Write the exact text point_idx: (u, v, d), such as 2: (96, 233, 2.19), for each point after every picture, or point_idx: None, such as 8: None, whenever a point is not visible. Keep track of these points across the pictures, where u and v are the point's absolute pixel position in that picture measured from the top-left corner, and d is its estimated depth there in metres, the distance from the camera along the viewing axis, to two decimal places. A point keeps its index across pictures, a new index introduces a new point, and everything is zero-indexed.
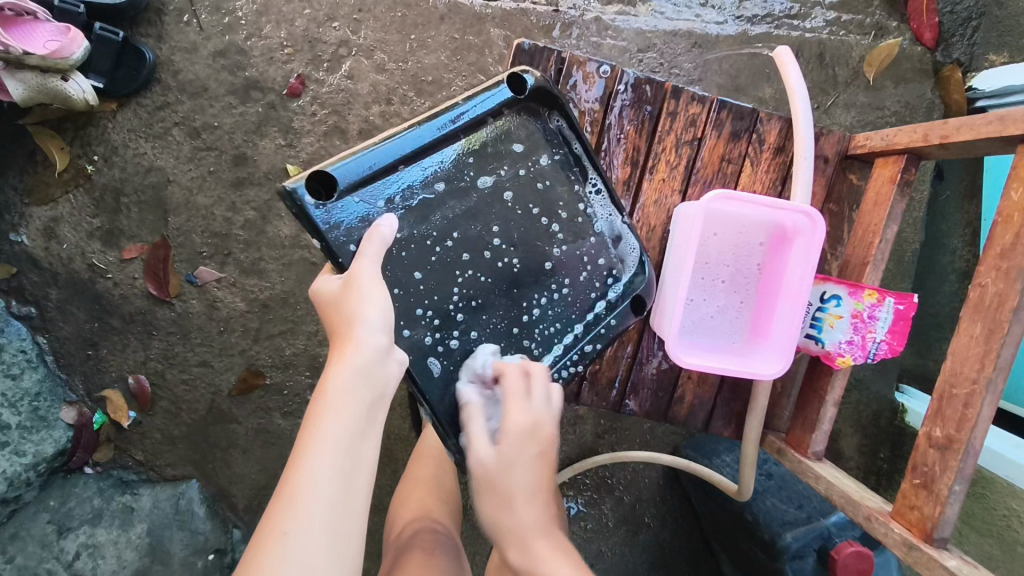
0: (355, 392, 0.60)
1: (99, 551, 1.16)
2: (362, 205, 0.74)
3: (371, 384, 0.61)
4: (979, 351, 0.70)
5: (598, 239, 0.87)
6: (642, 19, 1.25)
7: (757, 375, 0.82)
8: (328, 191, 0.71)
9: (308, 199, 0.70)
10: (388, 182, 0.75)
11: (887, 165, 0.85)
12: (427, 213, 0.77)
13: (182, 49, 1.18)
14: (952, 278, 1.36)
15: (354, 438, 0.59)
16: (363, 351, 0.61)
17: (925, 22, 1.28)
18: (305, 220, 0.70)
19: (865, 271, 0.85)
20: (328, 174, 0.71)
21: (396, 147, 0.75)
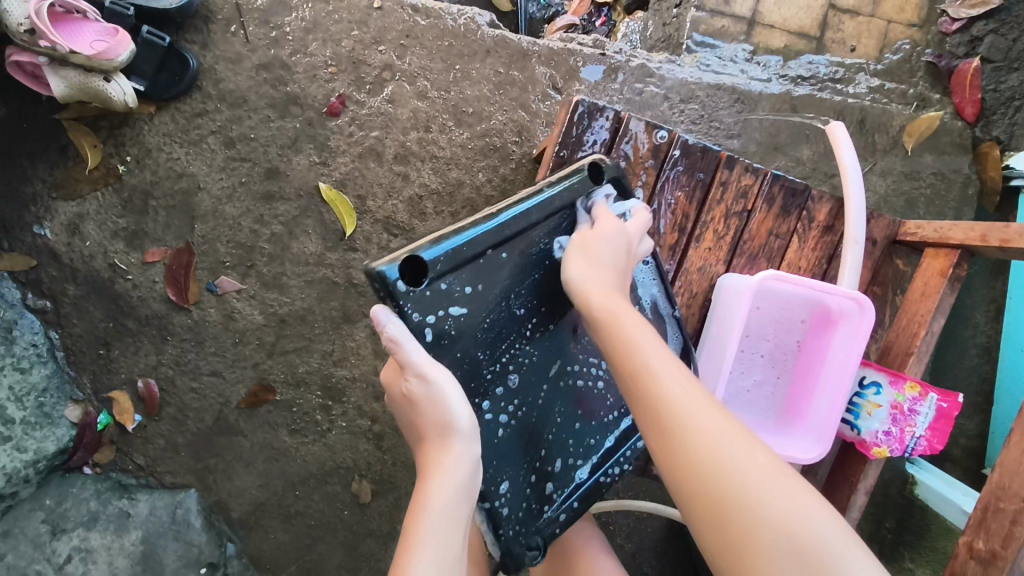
0: (455, 502, 0.66)
1: (91, 556, 1.14)
2: (448, 292, 0.72)
3: (467, 488, 0.67)
4: None
5: (651, 332, 0.87)
6: (687, 69, 1.27)
7: (797, 457, 0.87)
8: (417, 275, 0.70)
9: (399, 284, 0.68)
10: (472, 268, 0.74)
11: (938, 256, 0.89)
12: (502, 303, 0.77)
13: (226, 59, 1.18)
14: (971, 352, 1.35)
15: (456, 535, 0.66)
16: (459, 460, 0.67)
17: (967, 97, 1.29)
18: (393, 303, 0.69)
19: (908, 361, 0.88)
20: (422, 258, 0.70)
21: (483, 233, 0.74)
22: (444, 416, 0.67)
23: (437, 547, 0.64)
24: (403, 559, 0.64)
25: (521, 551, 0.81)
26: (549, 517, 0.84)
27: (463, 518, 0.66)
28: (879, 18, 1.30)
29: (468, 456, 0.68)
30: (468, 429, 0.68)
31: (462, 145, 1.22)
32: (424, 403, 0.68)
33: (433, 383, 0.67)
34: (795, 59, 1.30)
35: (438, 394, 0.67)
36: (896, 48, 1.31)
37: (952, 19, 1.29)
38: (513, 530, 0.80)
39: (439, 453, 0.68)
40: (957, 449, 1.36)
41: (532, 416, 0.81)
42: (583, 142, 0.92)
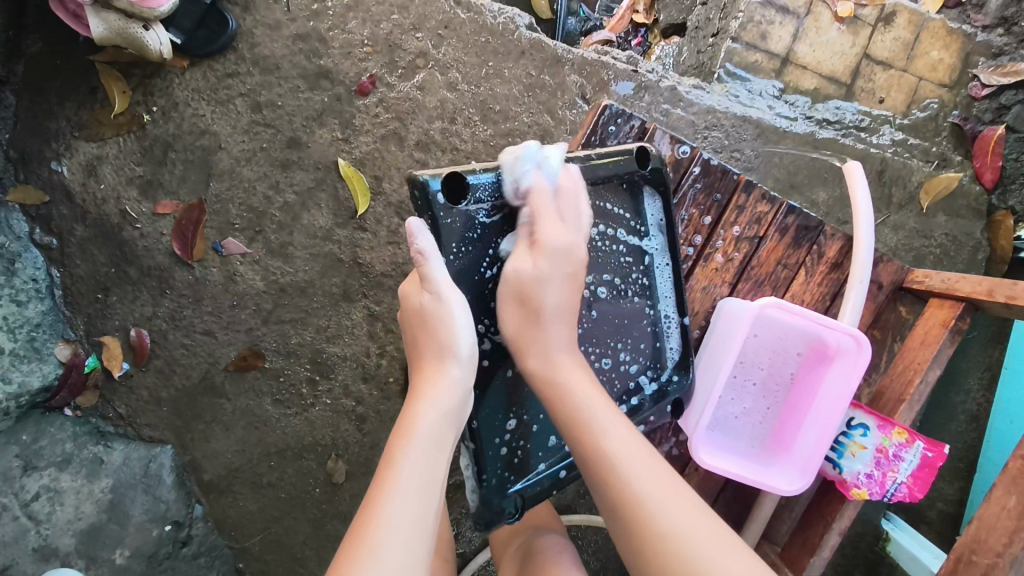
0: (442, 422, 0.69)
1: (59, 497, 1.12)
2: (473, 224, 0.77)
3: (454, 412, 0.70)
4: (1009, 525, 0.78)
5: (651, 327, 0.89)
6: (716, 97, 1.28)
7: (777, 488, 0.87)
8: (455, 194, 0.75)
9: (437, 196, 0.74)
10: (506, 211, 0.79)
11: (942, 307, 0.89)
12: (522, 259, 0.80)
13: (265, 25, 1.19)
14: (960, 417, 1.35)
15: (442, 455, 0.68)
16: (445, 391, 0.71)
17: (988, 163, 1.29)
18: (429, 215, 0.74)
19: (899, 407, 0.88)
20: (468, 180, 0.75)
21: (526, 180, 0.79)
22: (446, 334, 0.72)
23: (423, 464, 0.66)
24: (384, 474, 0.65)
25: (498, 495, 0.83)
26: (541, 474, 0.86)
27: (447, 447, 0.69)
28: (910, 73, 1.31)
29: (460, 381, 0.72)
30: (466, 354, 0.73)
31: (484, 141, 1.23)
32: (434, 320, 0.72)
33: (446, 301, 0.72)
34: (823, 102, 1.31)
35: (446, 314, 0.72)
36: (924, 105, 1.32)
37: (983, 85, 1.30)
38: (496, 477, 0.83)
39: (432, 376, 0.72)
40: (934, 511, 1.35)
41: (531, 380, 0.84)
42: (607, 147, 0.94)
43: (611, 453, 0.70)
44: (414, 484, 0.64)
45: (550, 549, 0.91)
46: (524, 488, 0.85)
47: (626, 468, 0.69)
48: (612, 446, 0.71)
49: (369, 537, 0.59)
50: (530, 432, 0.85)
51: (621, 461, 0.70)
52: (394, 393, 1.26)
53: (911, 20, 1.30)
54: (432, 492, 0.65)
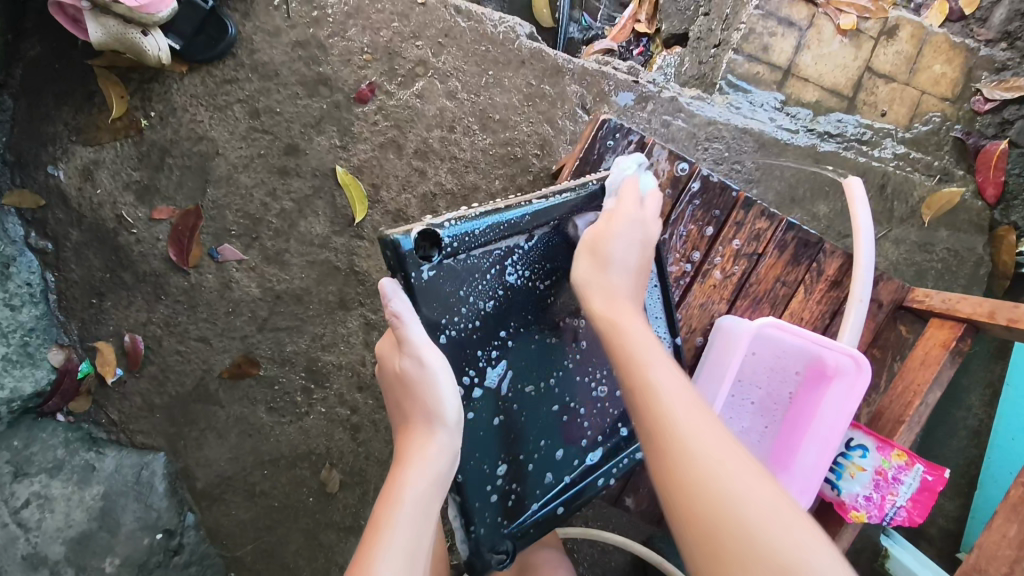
0: (428, 487, 0.66)
1: (49, 504, 1.11)
2: (450, 272, 0.71)
3: (442, 476, 0.68)
4: (1009, 554, 0.76)
5: None
6: (717, 108, 1.27)
7: None
8: (429, 245, 0.69)
9: (408, 250, 0.67)
10: (487, 253, 0.74)
11: (942, 327, 0.88)
12: (508, 292, 0.76)
13: (265, 31, 1.19)
14: (960, 434, 1.34)
15: (428, 521, 0.66)
16: (434, 455, 0.68)
17: (990, 177, 1.28)
18: (402, 275, 0.68)
19: (898, 428, 0.87)
20: (438, 234, 0.68)
21: (508, 219, 0.74)
22: (436, 395, 0.68)
23: (410, 526, 0.64)
24: (376, 530, 0.64)
25: (489, 545, 0.78)
26: (531, 513, 0.81)
27: (435, 510, 0.67)
28: (913, 87, 1.30)
29: (448, 447, 0.69)
30: (454, 421, 0.69)
31: (484, 150, 1.22)
32: (417, 386, 0.69)
33: (428, 367, 0.67)
34: (824, 115, 1.30)
35: (430, 378, 0.68)
36: (926, 119, 1.31)
37: (985, 99, 1.29)
38: (485, 527, 0.77)
39: (423, 440, 0.69)
40: (934, 528, 1.33)
41: (521, 418, 0.78)
42: (604, 162, 0.93)
43: (654, 379, 0.67)
44: (402, 542, 0.63)
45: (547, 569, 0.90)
46: (518, 531, 0.80)
47: (671, 412, 0.64)
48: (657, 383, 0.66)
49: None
50: (525, 472, 0.80)
51: (667, 412, 0.64)
52: (390, 402, 1.26)
53: (914, 34, 1.29)
54: (421, 555, 0.64)
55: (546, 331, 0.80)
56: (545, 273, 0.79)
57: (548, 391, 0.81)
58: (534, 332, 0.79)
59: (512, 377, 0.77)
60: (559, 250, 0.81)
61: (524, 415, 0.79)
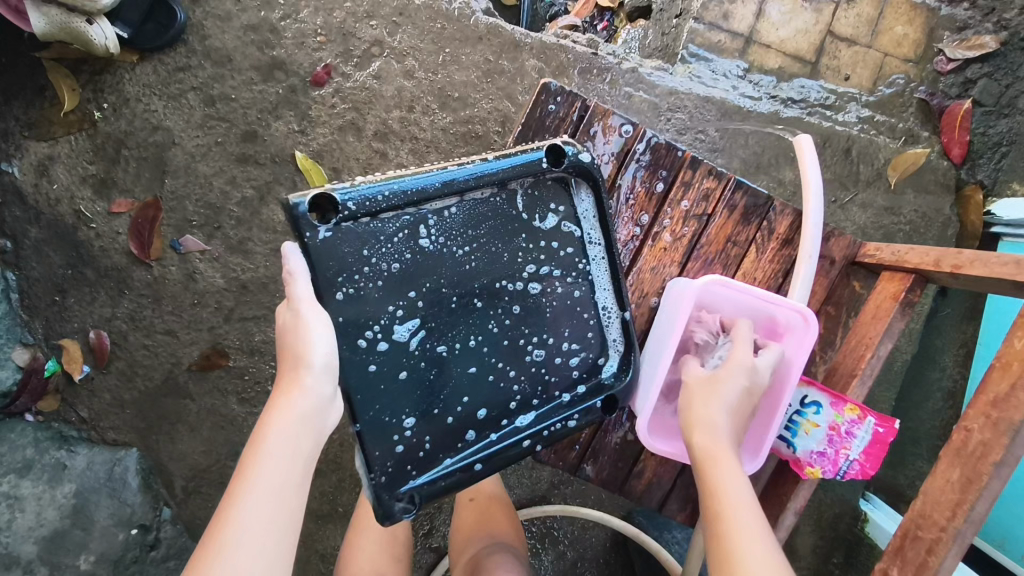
0: (297, 428, 0.62)
1: (19, 504, 1.08)
2: (353, 235, 0.69)
3: (309, 420, 0.63)
4: (953, 498, 0.70)
5: (592, 317, 0.83)
6: (678, 79, 1.26)
7: None
8: (329, 211, 0.68)
9: (306, 215, 0.66)
10: (394, 217, 0.71)
11: (893, 280, 0.86)
12: (426, 254, 0.73)
13: (215, 16, 1.17)
14: (936, 395, 1.34)
15: (294, 466, 0.61)
16: (306, 398, 0.63)
17: (955, 137, 1.28)
18: (298, 237, 0.67)
19: (851, 383, 0.85)
20: (334, 198, 0.67)
21: (417, 183, 0.70)
22: (304, 334, 0.64)
23: (280, 466, 0.60)
24: (241, 475, 0.59)
25: (389, 494, 0.75)
26: (446, 467, 0.78)
27: (302, 456, 0.62)
28: (875, 49, 1.29)
29: (315, 391, 0.64)
30: (321, 363, 0.64)
31: (444, 129, 1.21)
32: (289, 334, 0.65)
33: (304, 317, 0.65)
34: (787, 81, 1.29)
35: (302, 327, 0.64)
36: (890, 81, 1.30)
37: (948, 59, 1.28)
38: (384, 475, 0.74)
39: (291, 382, 0.64)
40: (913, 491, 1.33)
41: (431, 376, 0.75)
42: (548, 128, 0.92)
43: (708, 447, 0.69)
44: (272, 484, 0.59)
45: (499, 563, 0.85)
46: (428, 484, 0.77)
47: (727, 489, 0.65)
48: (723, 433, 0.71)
49: (218, 541, 0.55)
50: (441, 424, 0.77)
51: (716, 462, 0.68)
52: None
53: None
54: (293, 494, 0.61)
55: (463, 291, 0.75)
56: (464, 238, 0.74)
57: (467, 351, 0.77)
58: (458, 294, 0.75)
59: (424, 336, 0.74)
60: (483, 214, 0.75)
61: (434, 372, 0.75)
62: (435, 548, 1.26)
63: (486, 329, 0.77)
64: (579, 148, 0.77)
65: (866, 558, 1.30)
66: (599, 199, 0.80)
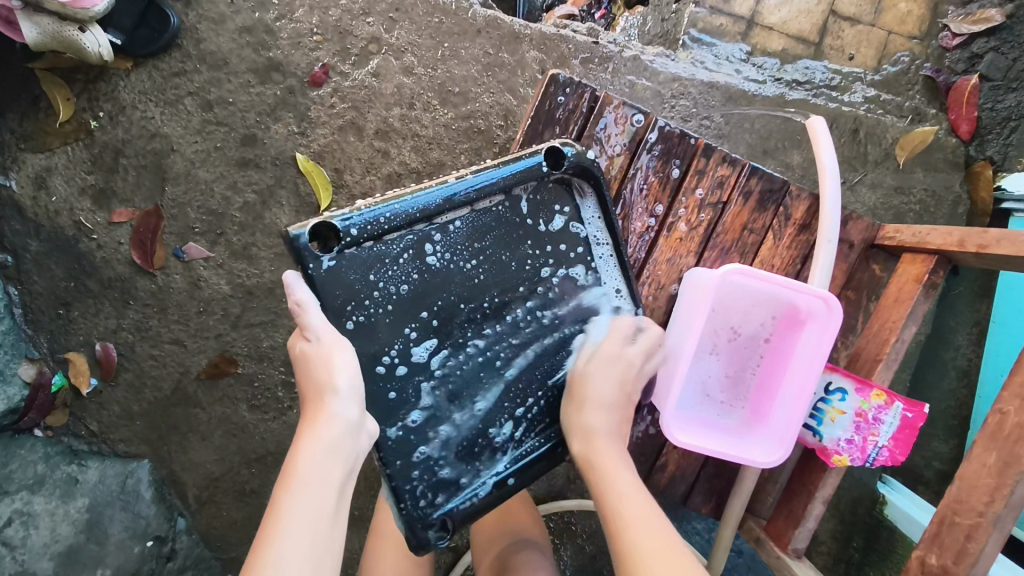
0: (327, 459, 0.60)
1: (33, 521, 1.06)
2: (357, 261, 0.70)
3: (342, 446, 0.61)
4: (989, 483, 0.69)
5: (605, 321, 0.82)
6: (682, 64, 1.25)
7: (755, 462, 0.81)
8: (332, 239, 0.68)
9: (308, 246, 0.67)
10: (398, 237, 0.71)
11: (914, 262, 0.84)
12: (435, 274, 0.73)
13: (209, 19, 1.15)
14: (951, 375, 1.32)
15: (328, 494, 0.59)
16: (335, 424, 0.62)
17: (964, 114, 1.25)
18: (302, 268, 0.67)
19: (876, 368, 0.84)
20: (334, 225, 0.67)
21: (418, 201, 0.71)
22: (324, 364, 0.64)
23: (312, 502, 0.58)
24: (271, 512, 0.56)
25: (421, 520, 0.74)
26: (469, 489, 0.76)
27: (337, 482, 0.60)
28: (879, 28, 1.28)
29: (344, 416, 0.63)
30: (345, 388, 0.63)
31: (446, 125, 1.19)
32: (310, 364, 0.64)
33: (322, 345, 0.65)
34: (791, 63, 1.28)
35: (323, 356, 0.64)
36: (895, 59, 1.28)
37: (953, 35, 1.26)
38: (413, 501, 0.74)
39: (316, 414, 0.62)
40: (931, 471, 1.32)
41: (449, 390, 0.75)
42: (557, 120, 0.90)
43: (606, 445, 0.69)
44: (305, 523, 0.56)
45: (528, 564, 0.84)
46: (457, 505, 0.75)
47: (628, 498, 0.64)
48: (598, 424, 0.71)
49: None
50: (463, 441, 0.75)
51: (599, 433, 0.70)
52: None
53: None
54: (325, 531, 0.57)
55: (473, 307, 0.75)
56: (472, 252, 0.74)
57: (481, 365, 0.76)
58: (470, 309, 0.75)
59: (441, 354, 0.74)
60: (487, 227, 0.75)
61: (454, 384, 0.75)
62: (453, 548, 1.25)
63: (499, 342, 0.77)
64: (579, 148, 0.76)
65: (886, 541, 1.29)
66: (604, 199, 0.79)
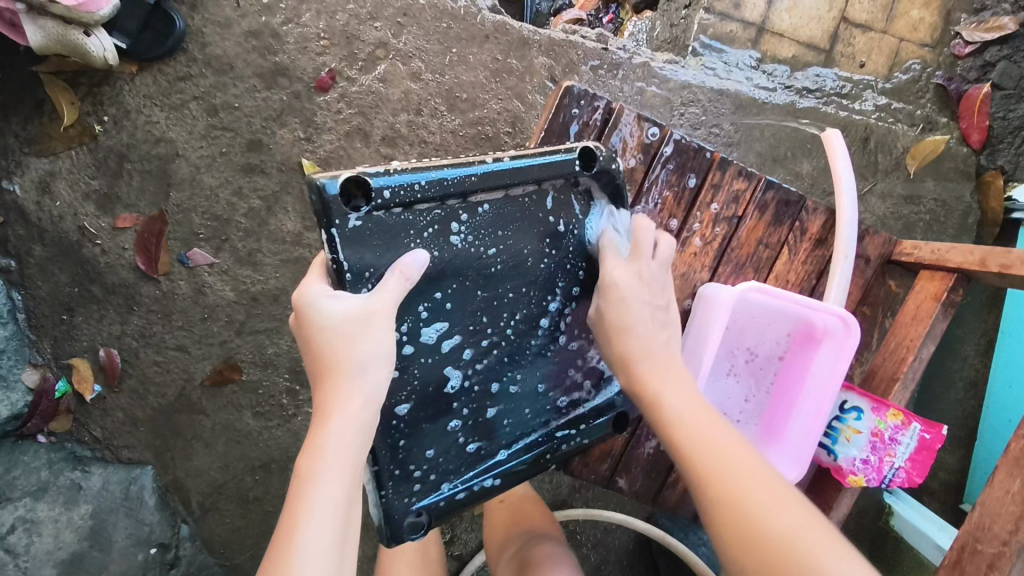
0: (355, 441, 0.59)
1: (36, 528, 1.05)
2: (380, 228, 0.64)
3: (367, 427, 0.60)
4: (1013, 510, 0.68)
5: None
6: (691, 71, 1.23)
7: None
8: (361, 195, 0.63)
9: (336, 199, 0.61)
10: (426, 210, 0.67)
11: (933, 279, 0.83)
12: (455, 259, 0.69)
13: (215, 23, 1.14)
14: (959, 385, 1.31)
15: (355, 479, 0.58)
16: (365, 403, 0.60)
17: (975, 123, 1.24)
18: (326, 223, 0.61)
19: (893, 387, 0.83)
20: (368, 182, 0.62)
21: (451, 175, 0.67)
22: (347, 334, 0.60)
23: (337, 480, 0.57)
24: (297, 493, 0.56)
25: (400, 510, 0.72)
26: (447, 492, 0.74)
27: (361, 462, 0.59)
28: (890, 35, 1.27)
29: (372, 395, 0.60)
30: (381, 368, 0.61)
31: (453, 132, 1.18)
32: (348, 335, 0.60)
33: (369, 316, 0.61)
34: (802, 70, 1.26)
35: (366, 329, 0.60)
36: (906, 67, 1.27)
37: (965, 42, 1.24)
38: (396, 489, 0.71)
39: (338, 386, 0.60)
40: (937, 482, 1.32)
41: (450, 383, 0.72)
42: (570, 131, 0.88)
43: (674, 408, 0.66)
44: (333, 508, 0.56)
45: (546, 555, 0.84)
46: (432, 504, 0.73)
47: (721, 476, 0.60)
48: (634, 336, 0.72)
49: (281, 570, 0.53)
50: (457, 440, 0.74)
51: (641, 358, 0.71)
52: None
53: None
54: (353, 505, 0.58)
55: (488, 294, 0.72)
56: (491, 239, 0.71)
57: (490, 363, 0.75)
58: (482, 297, 0.72)
59: (452, 340, 0.71)
60: (511, 214, 0.72)
61: (456, 378, 0.73)
62: (458, 556, 1.24)
63: (509, 333, 0.75)
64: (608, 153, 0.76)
65: (893, 552, 1.29)
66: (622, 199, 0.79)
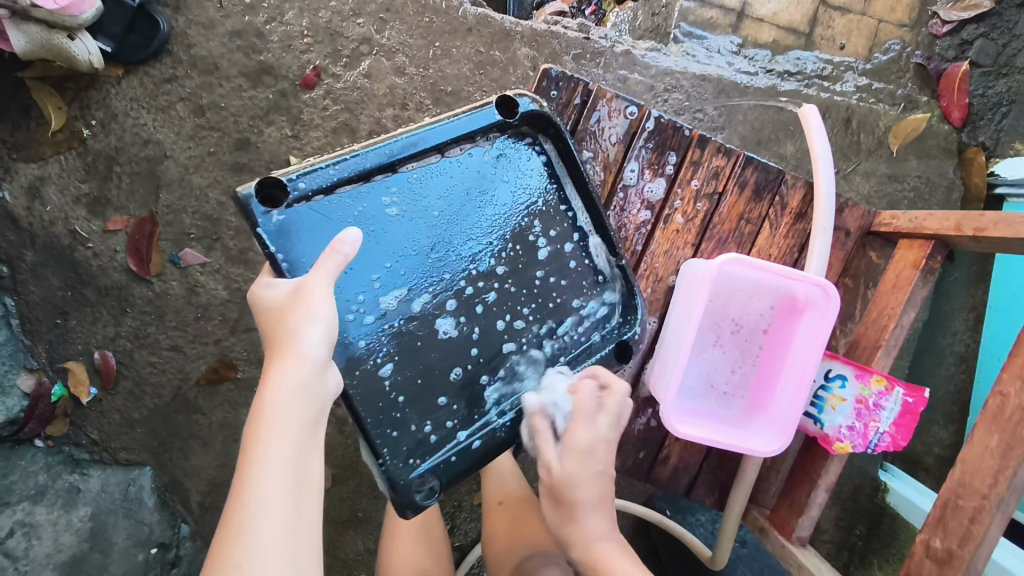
0: (297, 411, 0.55)
1: (35, 532, 1.04)
2: (313, 218, 0.68)
3: (311, 396, 0.56)
4: (993, 465, 0.69)
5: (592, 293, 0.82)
6: (673, 58, 1.25)
7: (755, 450, 0.82)
8: (281, 198, 0.67)
9: (257, 206, 0.65)
10: (355, 195, 0.70)
11: (912, 247, 0.85)
12: (403, 239, 0.72)
13: (200, 24, 1.15)
14: (949, 361, 1.32)
15: (303, 452, 0.54)
16: (306, 371, 0.56)
17: (955, 100, 1.26)
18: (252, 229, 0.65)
19: (876, 354, 0.84)
20: (283, 182, 0.66)
21: (364, 158, 0.70)
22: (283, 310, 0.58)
23: (283, 456, 0.53)
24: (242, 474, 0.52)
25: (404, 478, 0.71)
26: (462, 444, 0.74)
27: (309, 437, 0.55)
28: (868, 17, 1.28)
29: (317, 364, 0.57)
30: (321, 337, 0.57)
31: None
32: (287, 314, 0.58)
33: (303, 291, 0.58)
34: (782, 54, 1.28)
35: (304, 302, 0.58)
36: (886, 48, 1.29)
37: (943, 21, 1.27)
38: (394, 455, 0.71)
39: (275, 362, 0.56)
40: (931, 457, 1.32)
41: (430, 350, 0.73)
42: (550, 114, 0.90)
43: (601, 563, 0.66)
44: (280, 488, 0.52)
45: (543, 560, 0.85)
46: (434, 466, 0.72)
47: None
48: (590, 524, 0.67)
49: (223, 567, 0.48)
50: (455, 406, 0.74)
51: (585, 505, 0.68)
52: None
53: None
54: (299, 484, 0.53)
55: (452, 268, 0.74)
56: (438, 210, 0.73)
57: (483, 339, 0.75)
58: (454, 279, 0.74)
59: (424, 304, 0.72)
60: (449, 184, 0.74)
61: (433, 347, 0.73)
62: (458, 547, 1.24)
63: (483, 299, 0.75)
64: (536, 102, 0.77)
65: (889, 528, 1.29)
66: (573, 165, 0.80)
